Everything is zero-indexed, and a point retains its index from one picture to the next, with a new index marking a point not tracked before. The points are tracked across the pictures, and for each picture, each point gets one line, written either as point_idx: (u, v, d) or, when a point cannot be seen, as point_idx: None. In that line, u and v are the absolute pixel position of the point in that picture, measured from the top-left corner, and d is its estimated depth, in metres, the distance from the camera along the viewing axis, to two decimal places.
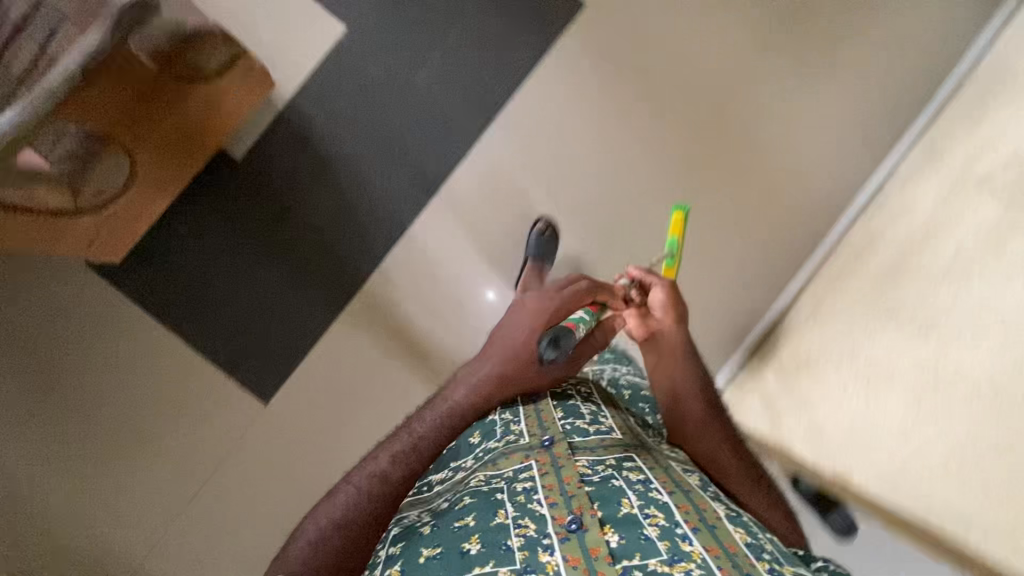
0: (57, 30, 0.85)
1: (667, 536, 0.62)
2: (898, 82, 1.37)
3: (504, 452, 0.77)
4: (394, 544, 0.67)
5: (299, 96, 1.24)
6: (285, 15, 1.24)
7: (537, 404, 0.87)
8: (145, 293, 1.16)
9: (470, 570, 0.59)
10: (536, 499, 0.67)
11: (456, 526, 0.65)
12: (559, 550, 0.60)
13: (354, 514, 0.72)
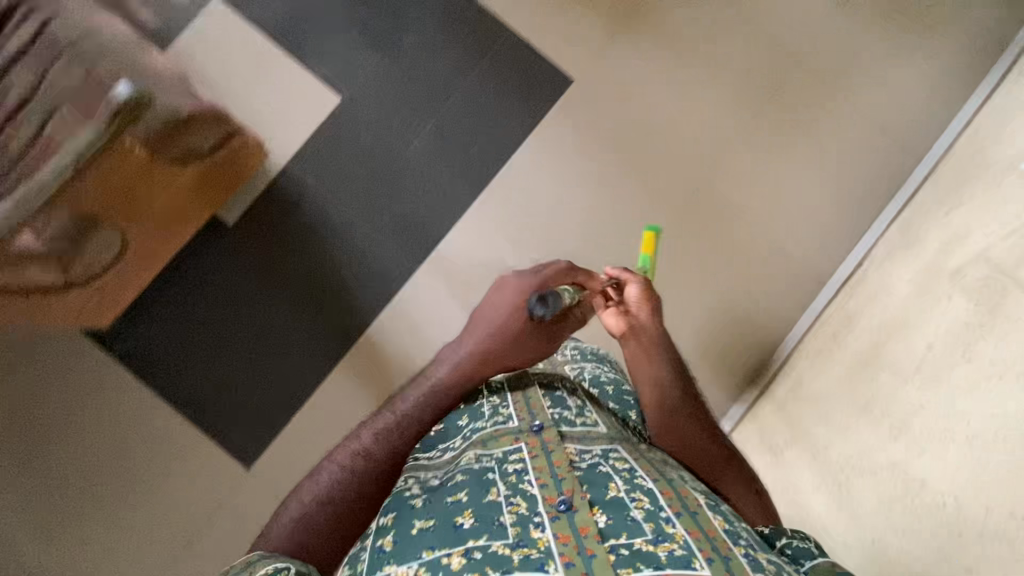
0: (53, 112, 0.95)
1: (652, 519, 0.60)
2: (883, 157, 1.39)
3: (492, 433, 0.73)
4: (385, 517, 0.64)
5: (293, 166, 1.31)
6: (284, 91, 1.32)
7: (525, 392, 0.80)
8: (168, 322, 1.27)
9: (464, 543, 0.58)
10: (527, 479, 0.65)
11: (449, 501, 0.63)
12: (548, 527, 0.59)
13: (342, 491, 0.75)
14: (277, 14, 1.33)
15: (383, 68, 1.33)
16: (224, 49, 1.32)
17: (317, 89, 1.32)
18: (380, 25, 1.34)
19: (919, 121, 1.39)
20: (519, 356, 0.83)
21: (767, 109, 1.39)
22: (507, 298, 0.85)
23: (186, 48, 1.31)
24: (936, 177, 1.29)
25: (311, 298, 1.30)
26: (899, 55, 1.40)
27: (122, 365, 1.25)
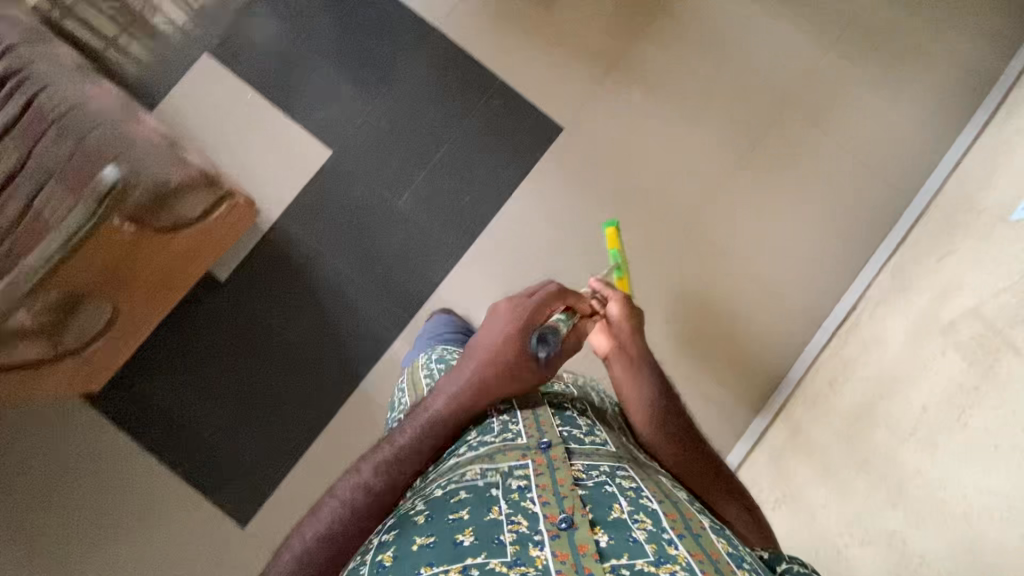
0: (43, 186, 0.97)
1: (653, 540, 0.59)
2: (875, 195, 1.38)
3: (500, 446, 0.70)
4: (388, 532, 0.63)
5: (285, 220, 1.31)
6: (274, 144, 1.32)
7: (536, 412, 0.76)
8: (175, 371, 1.27)
9: (462, 560, 0.55)
10: (530, 496, 0.63)
11: (451, 517, 0.60)
12: (548, 545, 0.57)
13: (340, 530, 0.71)
14: (265, 68, 1.34)
15: (374, 120, 1.34)
16: (215, 100, 1.32)
17: (309, 142, 1.33)
18: (371, 78, 1.35)
19: (913, 156, 1.39)
20: (523, 386, 0.77)
21: (758, 151, 1.39)
22: (504, 325, 0.82)
23: (178, 100, 1.32)
24: (929, 219, 1.29)
25: (312, 349, 1.30)
26: (889, 93, 1.41)
27: (122, 430, 1.25)
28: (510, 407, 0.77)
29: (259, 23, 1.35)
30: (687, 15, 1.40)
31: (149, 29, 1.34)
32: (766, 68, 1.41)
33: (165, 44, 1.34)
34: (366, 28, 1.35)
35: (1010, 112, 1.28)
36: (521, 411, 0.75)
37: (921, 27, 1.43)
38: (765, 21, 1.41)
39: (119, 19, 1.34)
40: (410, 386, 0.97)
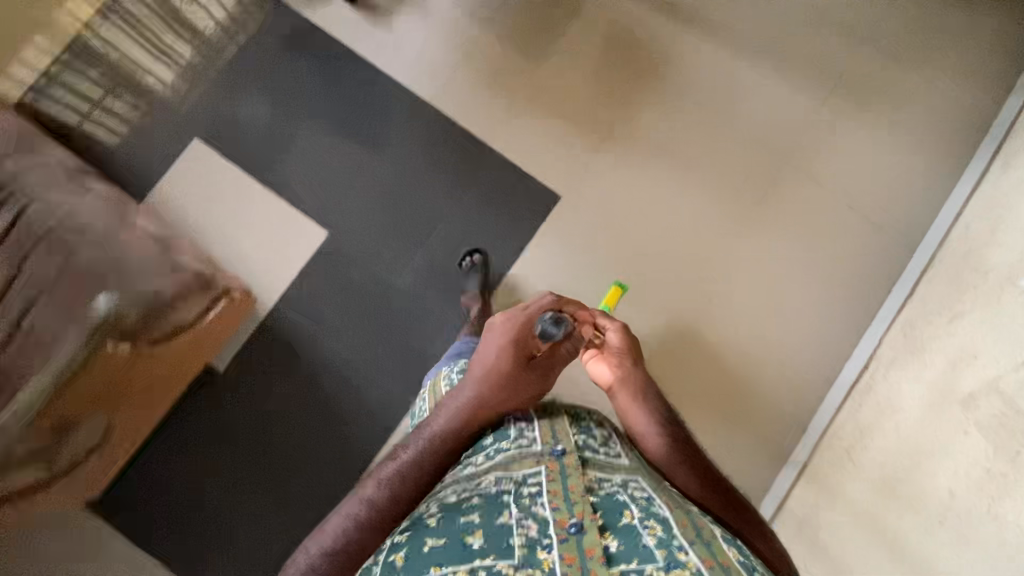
0: (35, 303, 0.92)
1: (664, 546, 0.59)
2: (876, 248, 1.36)
3: (515, 454, 0.70)
4: (401, 532, 0.64)
5: (283, 304, 1.28)
6: (269, 226, 1.30)
7: (552, 419, 0.76)
8: (179, 463, 1.23)
9: (472, 561, 0.57)
10: (541, 501, 0.64)
11: (462, 520, 0.62)
12: (555, 548, 0.58)
13: (347, 548, 0.67)
14: (259, 153, 1.32)
15: (370, 198, 1.33)
16: (205, 180, 1.31)
17: (306, 225, 1.31)
18: (363, 157, 1.34)
19: (910, 205, 1.38)
20: (525, 380, 0.77)
21: (756, 210, 1.38)
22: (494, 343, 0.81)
23: (167, 184, 1.30)
24: (933, 273, 1.28)
25: (318, 432, 1.26)
26: (883, 142, 1.41)
27: (122, 534, 1.21)
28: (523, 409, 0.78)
29: (247, 105, 1.34)
30: (675, 78, 1.40)
31: (133, 95, 1.34)
32: (757, 121, 1.40)
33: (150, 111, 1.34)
34: (357, 107, 1.35)
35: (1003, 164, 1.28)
36: (538, 418, 0.75)
37: (910, 75, 1.43)
38: (754, 76, 1.41)
39: (103, 90, 1.33)
40: (429, 391, 0.94)
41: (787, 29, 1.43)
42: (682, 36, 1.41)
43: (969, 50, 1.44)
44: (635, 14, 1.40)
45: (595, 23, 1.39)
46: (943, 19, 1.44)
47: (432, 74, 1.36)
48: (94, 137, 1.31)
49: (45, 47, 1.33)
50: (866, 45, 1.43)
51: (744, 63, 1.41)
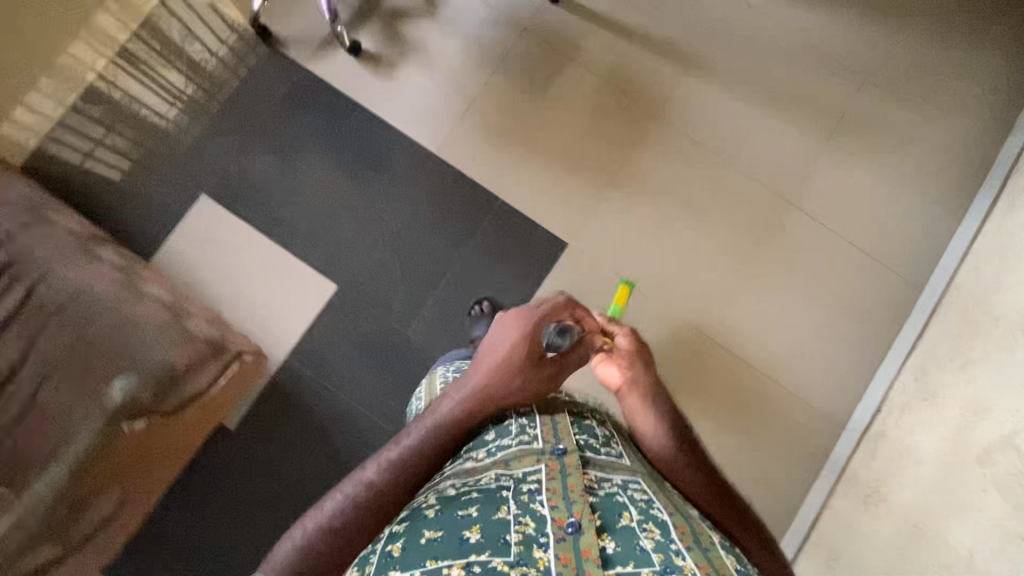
0: (48, 378, 0.92)
1: (662, 550, 0.58)
2: (884, 288, 1.37)
3: (515, 452, 0.69)
4: (398, 523, 0.62)
5: (292, 357, 1.28)
6: (278, 279, 1.30)
7: (555, 416, 0.76)
8: (185, 521, 1.21)
9: (468, 556, 0.55)
10: (540, 499, 0.62)
11: (460, 513, 0.60)
12: (553, 547, 0.56)
13: (343, 527, 0.67)
14: (268, 209, 1.33)
15: (379, 247, 1.33)
16: (215, 244, 1.30)
17: (314, 278, 1.31)
18: (370, 207, 1.34)
19: (914, 243, 1.39)
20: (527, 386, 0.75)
21: (763, 251, 1.38)
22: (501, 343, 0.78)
23: (173, 247, 1.29)
24: (942, 317, 1.29)
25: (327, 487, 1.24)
26: (887, 182, 1.41)
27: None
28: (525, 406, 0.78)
29: (254, 159, 1.34)
30: (679, 121, 1.40)
31: (131, 127, 1.35)
32: (763, 161, 1.40)
33: (150, 142, 1.34)
34: (366, 160, 1.35)
35: (1006, 207, 1.30)
36: (540, 416, 0.74)
37: (912, 116, 1.44)
38: (758, 117, 1.42)
39: (104, 126, 1.34)
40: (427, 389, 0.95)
41: (791, 70, 1.43)
42: (687, 80, 1.41)
43: (970, 90, 1.45)
44: (639, 60, 1.41)
45: (599, 71, 1.40)
46: (945, 59, 1.45)
47: (438, 124, 1.37)
48: (102, 179, 1.32)
49: (48, 90, 1.35)
50: (868, 85, 1.44)
51: (749, 104, 1.41)
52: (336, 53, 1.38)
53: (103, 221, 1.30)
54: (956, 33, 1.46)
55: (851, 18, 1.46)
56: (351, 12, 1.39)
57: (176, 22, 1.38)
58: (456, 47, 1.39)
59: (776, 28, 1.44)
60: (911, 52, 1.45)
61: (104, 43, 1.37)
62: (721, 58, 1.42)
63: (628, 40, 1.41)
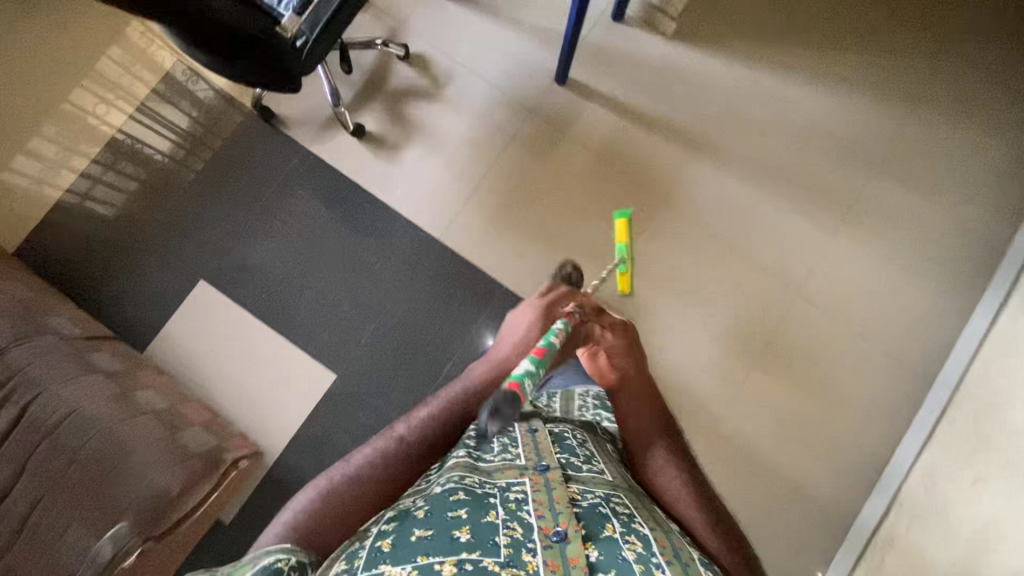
0: (38, 501, 0.92)
1: (642, 561, 0.63)
2: (892, 379, 1.34)
3: (498, 465, 0.73)
4: (387, 522, 0.64)
5: (287, 449, 1.23)
6: (280, 363, 1.28)
7: (533, 430, 0.81)
8: None
9: (458, 554, 0.58)
10: (527, 508, 0.66)
11: (450, 513, 0.62)
12: (539, 553, 0.60)
13: (368, 472, 0.73)
14: (266, 296, 1.30)
15: (387, 327, 1.30)
16: (214, 326, 1.28)
17: (313, 367, 1.28)
18: (370, 288, 1.31)
19: (924, 335, 1.36)
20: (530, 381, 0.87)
21: (769, 340, 1.36)
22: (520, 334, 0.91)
23: (171, 332, 1.27)
24: (952, 419, 1.26)
25: None
26: (895, 272, 1.39)
27: None
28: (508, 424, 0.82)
29: (253, 247, 1.32)
30: (684, 208, 1.39)
31: (136, 166, 1.35)
32: (769, 250, 1.39)
33: (150, 178, 1.35)
34: (370, 244, 1.33)
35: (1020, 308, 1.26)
36: (522, 434, 0.79)
37: (923, 205, 1.41)
38: (766, 204, 1.40)
39: (103, 165, 1.34)
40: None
41: (800, 153, 1.41)
42: (695, 166, 1.39)
43: (983, 181, 1.42)
44: (644, 146, 1.39)
45: (604, 156, 1.38)
46: (957, 148, 1.43)
47: (438, 209, 1.35)
48: (99, 217, 1.32)
49: (51, 135, 1.35)
50: (879, 171, 1.42)
51: (756, 190, 1.40)
52: (337, 135, 1.37)
53: (108, 276, 1.30)
54: (971, 123, 1.43)
55: (865, 101, 1.43)
56: (353, 94, 1.37)
57: (183, 64, 1.38)
58: (461, 129, 1.37)
59: (787, 111, 1.42)
60: (923, 139, 1.43)
61: (107, 89, 1.37)
62: (730, 142, 1.41)
63: (635, 126, 1.39)
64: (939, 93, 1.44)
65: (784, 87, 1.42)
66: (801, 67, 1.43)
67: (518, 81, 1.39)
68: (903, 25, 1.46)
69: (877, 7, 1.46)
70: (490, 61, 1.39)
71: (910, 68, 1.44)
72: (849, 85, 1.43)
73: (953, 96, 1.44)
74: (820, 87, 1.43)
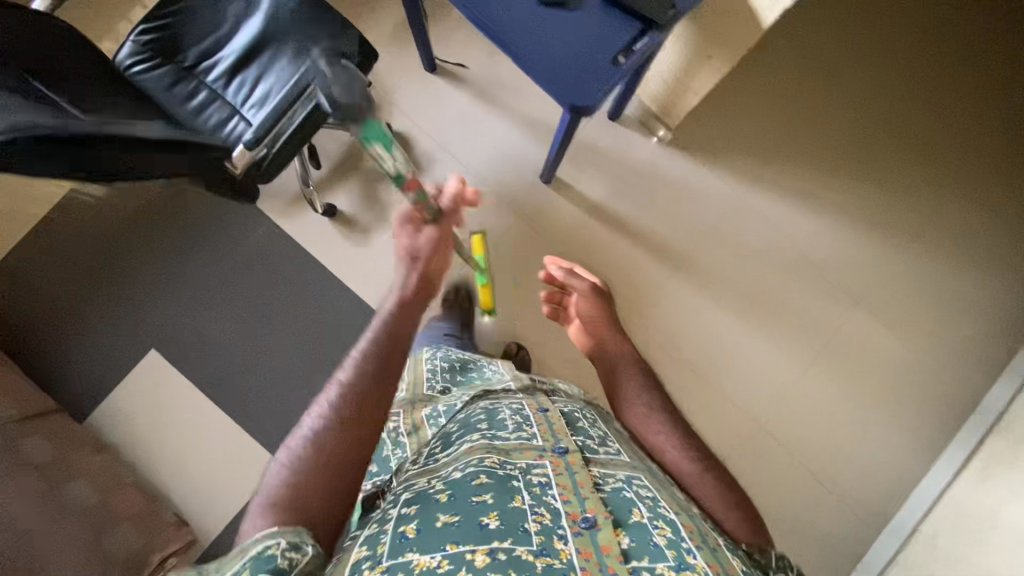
0: None
1: (674, 547, 0.59)
2: (846, 521, 1.32)
3: (516, 445, 0.71)
4: (406, 507, 0.61)
5: (224, 534, 1.19)
6: (227, 442, 1.24)
7: (545, 410, 0.79)
8: None
9: (489, 543, 0.55)
10: (552, 492, 0.63)
11: (475, 499, 0.59)
12: (571, 540, 0.57)
13: (330, 429, 0.65)
14: (219, 382, 1.26)
15: None
16: (167, 394, 1.25)
17: (261, 452, 1.24)
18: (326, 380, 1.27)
19: (885, 478, 1.34)
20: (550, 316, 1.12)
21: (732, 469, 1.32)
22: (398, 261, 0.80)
23: (115, 402, 1.24)
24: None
25: None
26: (861, 415, 1.36)
27: None
28: (516, 401, 0.83)
29: (202, 321, 1.28)
30: (660, 326, 1.36)
31: None
32: (742, 376, 1.36)
33: None
34: (325, 332, 1.28)
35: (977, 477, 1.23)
36: (535, 414, 0.77)
37: (900, 350, 1.37)
38: (740, 331, 1.37)
39: None
40: (406, 419, 0.91)
41: (784, 281, 1.38)
42: (673, 285, 1.36)
43: (969, 330, 1.37)
44: (628, 258, 1.36)
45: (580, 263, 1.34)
46: (944, 294, 1.38)
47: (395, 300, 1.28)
48: (89, 205, 1.29)
49: None
50: (861, 309, 1.38)
51: (733, 316, 1.37)
52: (307, 211, 1.32)
53: (92, 265, 1.27)
54: (967, 268, 1.38)
55: (860, 234, 1.38)
56: (329, 170, 1.33)
57: None
58: None
59: (777, 237, 1.38)
60: (912, 281, 1.38)
61: None
62: (714, 263, 1.37)
63: (615, 236, 1.36)
64: (936, 235, 1.39)
65: (777, 211, 1.38)
66: (798, 191, 1.38)
67: (503, 174, 1.35)
68: (911, 158, 1.40)
69: (892, 134, 1.40)
70: (475, 149, 1.35)
71: (910, 205, 1.39)
72: (846, 215, 1.38)
73: (949, 240, 1.39)
74: (819, 212, 1.38)
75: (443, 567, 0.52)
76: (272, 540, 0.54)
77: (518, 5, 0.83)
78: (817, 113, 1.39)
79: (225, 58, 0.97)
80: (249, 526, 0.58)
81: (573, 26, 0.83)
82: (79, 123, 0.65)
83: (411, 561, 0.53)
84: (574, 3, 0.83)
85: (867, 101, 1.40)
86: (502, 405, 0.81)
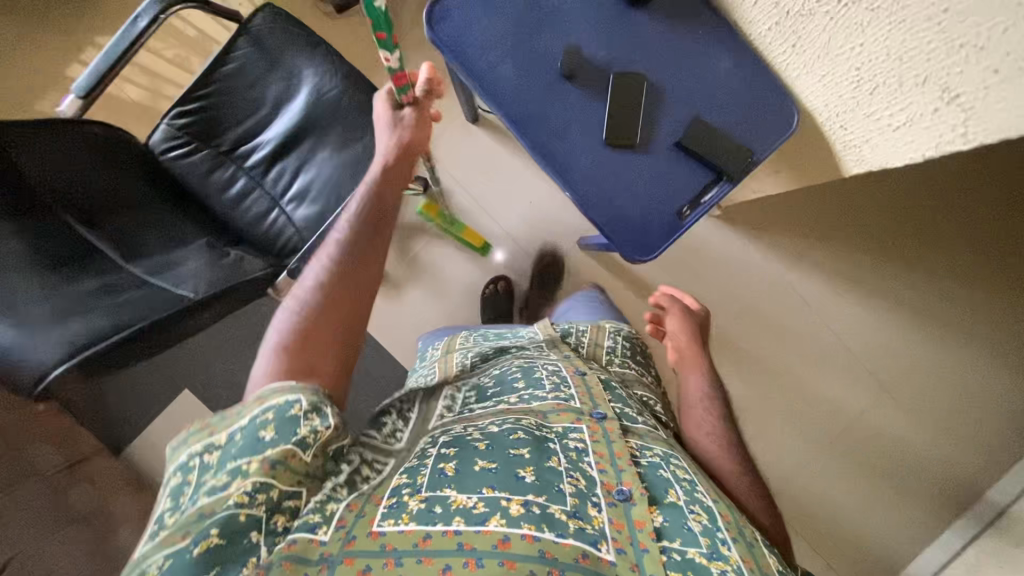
0: None
1: (708, 535, 0.58)
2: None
3: (553, 406, 0.73)
4: (445, 448, 0.63)
5: None
6: None
7: (584, 373, 0.83)
8: None
9: (525, 495, 0.56)
10: (588, 460, 0.64)
11: (513, 452, 0.61)
12: (605, 510, 0.58)
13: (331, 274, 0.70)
14: None
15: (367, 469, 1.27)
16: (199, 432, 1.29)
17: None
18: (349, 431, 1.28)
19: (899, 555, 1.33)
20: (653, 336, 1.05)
21: None
22: (381, 127, 0.83)
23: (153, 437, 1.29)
24: None
25: None
26: (880, 497, 1.35)
27: None
28: (552, 361, 0.86)
29: (239, 362, 1.31)
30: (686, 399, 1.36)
31: None
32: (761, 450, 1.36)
33: None
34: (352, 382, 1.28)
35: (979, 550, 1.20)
36: (575, 379, 0.80)
37: (927, 436, 1.34)
38: (761, 411, 1.37)
39: None
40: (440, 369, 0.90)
41: (811, 364, 1.37)
42: None
43: (1006, 417, 1.33)
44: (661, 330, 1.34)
45: None
46: (986, 385, 1.33)
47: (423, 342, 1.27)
48: None
49: None
50: (890, 393, 1.36)
51: (757, 392, 1.37)
52: None
53: None
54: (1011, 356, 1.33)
55: (900, 322, 1.35)
56: None
57: None
58: (466, 275, 1.30)
59: (810, 320, 1.36)
60: (950, 370, 1.34)
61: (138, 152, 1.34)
62: (745, 339, 1.37)
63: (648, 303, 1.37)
64: (984, 325, 1.34)
65: (814, 293, 1.36)
66: (840, 275, 1.35)
67: (539, 239, 1.31)
68: (965, 245, 1.35)
69: (942, 219, 1.35)
70: (512, 207, 1.31)
71: (961, 293, 1.34)
72: (887, 304, 1.35)
73: (1001, 333, 1.33)
74: (857, 296, 1.36)
75: (478, 508, 0.53)
76: (295, 397, 0.56)
77: (581, 144, 0.77)
78: (863, 199, 1.36)
79: (266, 142, 0.91)
80: (257, 366, 0.61)
81: (641, 172, 0.78)
82: (127, 313, 0.62)
83: (449, 496, 0.55)
84: (642, 146, 0.77)
85: (921, 187, 1.35)
86: (540, 369, 0.82)
